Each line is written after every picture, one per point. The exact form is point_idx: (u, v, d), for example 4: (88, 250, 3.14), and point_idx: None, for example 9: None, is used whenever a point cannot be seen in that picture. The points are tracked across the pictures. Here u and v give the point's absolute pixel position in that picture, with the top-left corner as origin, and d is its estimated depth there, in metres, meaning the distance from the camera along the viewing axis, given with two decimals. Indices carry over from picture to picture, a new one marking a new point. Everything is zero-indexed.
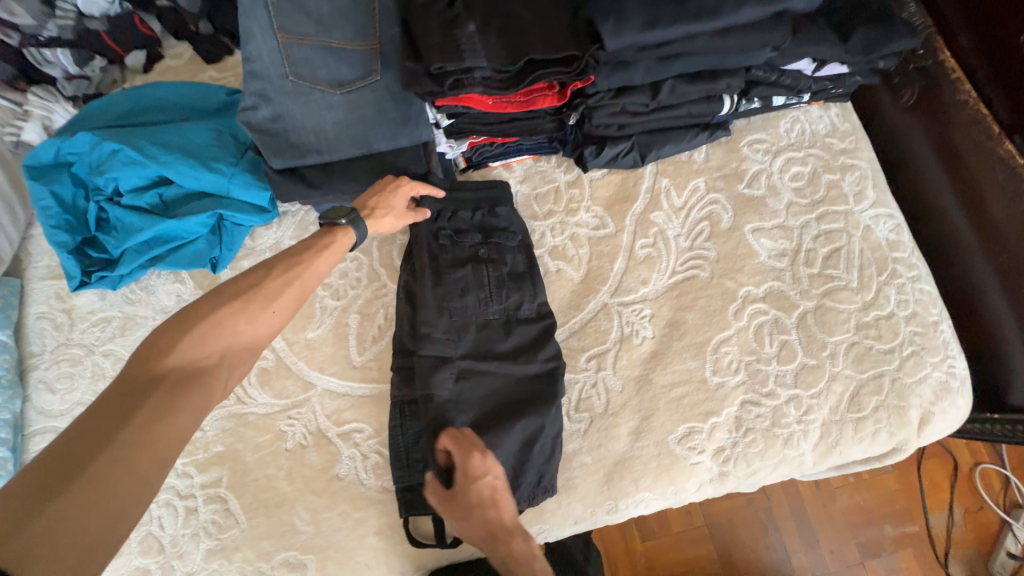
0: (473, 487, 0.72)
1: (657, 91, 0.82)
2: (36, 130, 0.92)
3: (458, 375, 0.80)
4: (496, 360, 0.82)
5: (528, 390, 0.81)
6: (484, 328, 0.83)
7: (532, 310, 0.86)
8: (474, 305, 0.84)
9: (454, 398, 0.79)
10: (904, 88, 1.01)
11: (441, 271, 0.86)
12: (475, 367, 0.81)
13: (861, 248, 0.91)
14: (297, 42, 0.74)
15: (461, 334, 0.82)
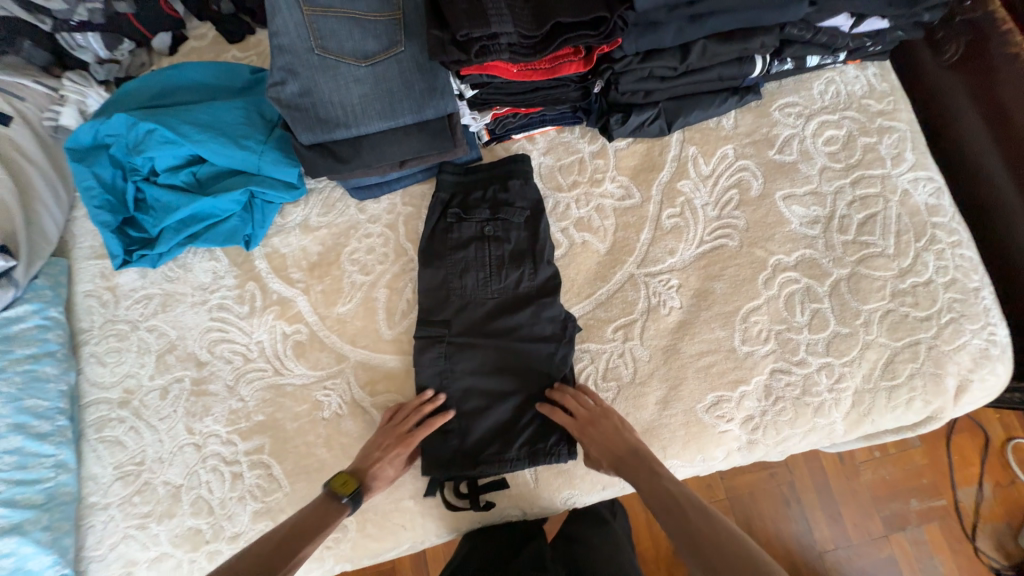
0: (605, 431, 0.76)
1: (686, 53, 0.79)
2: (73, 114, 0.94)
3: (452, 350, 0.83)
4: (490, 336, 0.84)
5: (530, 365, 0.83)
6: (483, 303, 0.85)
7: (533, 286, 0.86)
8: (473, 286, 0.86)
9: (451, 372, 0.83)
10: (948, 44, 0.96)
11: (445, 251, 0.87)
12: (467, 342, 0.83)
13: (898, 213, 0.88)
14: (321, 14, 0.74)
15: (462, 312, 0.85)
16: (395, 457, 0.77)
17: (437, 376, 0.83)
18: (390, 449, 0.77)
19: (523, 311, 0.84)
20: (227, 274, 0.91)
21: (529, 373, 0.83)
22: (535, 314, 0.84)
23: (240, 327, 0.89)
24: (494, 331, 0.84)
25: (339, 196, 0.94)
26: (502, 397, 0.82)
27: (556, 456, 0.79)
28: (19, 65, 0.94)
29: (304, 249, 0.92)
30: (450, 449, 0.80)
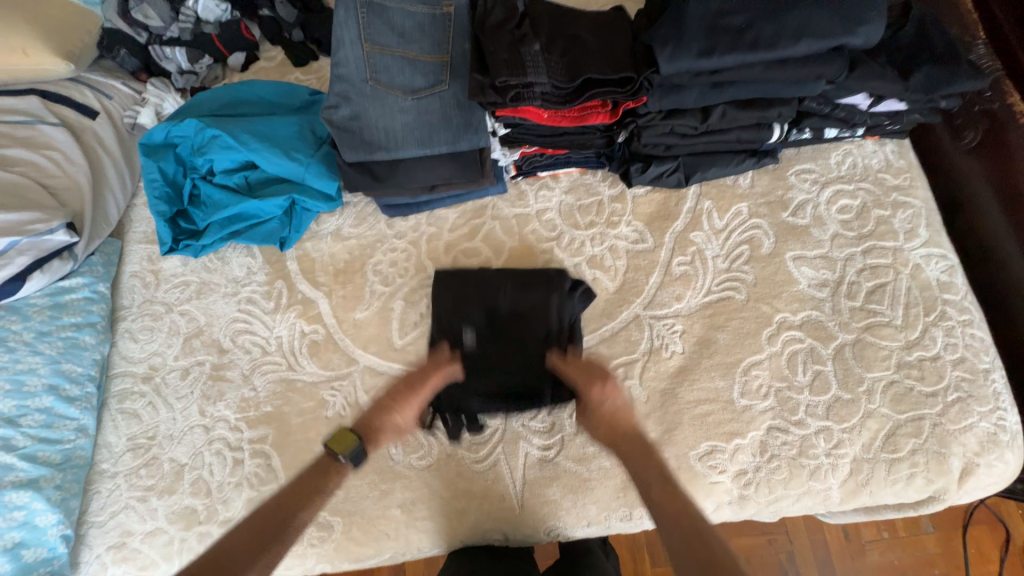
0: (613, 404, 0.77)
1: (707, 115, 0.84)
2: (150, 115, 1.05)
3: (462, 315, 0.88)
4: (493, 290, 0.89)
5: (535, 315, 0.88)
6: (497, 291, 0.89)
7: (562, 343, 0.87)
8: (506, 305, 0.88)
9: (470, 348, 0.87)
10: (967, 130, 0.99)
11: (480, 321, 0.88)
12: (477, 291, 0.90)
13: (908, 286, 0.89)
14: (379, 51, 0.83)
15: (497, 322, 0.88)
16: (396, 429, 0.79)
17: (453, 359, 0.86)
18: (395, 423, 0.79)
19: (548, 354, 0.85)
20: (260, 270, 0.98)
21: (534, 345, 0.86)
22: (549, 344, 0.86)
23: (263, 321, 0.95)
24: (499, 311, 0.88)
25: (372, 211, 1.01)
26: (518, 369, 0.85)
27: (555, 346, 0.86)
28: (113, 69, 1.10)
29: (333, 256, 0.99)
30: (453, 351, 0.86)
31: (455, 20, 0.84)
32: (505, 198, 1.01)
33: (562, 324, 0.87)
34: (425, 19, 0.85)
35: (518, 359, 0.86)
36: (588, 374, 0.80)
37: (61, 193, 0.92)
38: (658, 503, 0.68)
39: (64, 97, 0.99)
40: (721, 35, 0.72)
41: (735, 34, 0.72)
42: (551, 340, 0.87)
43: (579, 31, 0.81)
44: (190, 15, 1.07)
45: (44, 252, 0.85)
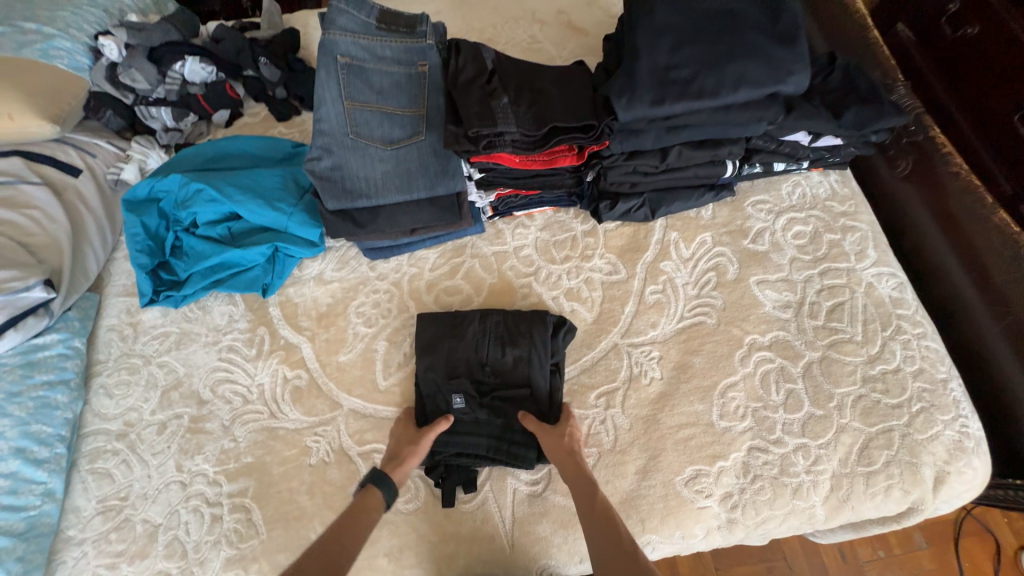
0: (566, 437, 0.82)
1: (665, 154, 0.91)
2: (134, 172, 1.08)
3: (450, 378, 0.89)
4: (477, 348, 0.90)
5: (521, 356, 0.90)
6: (483, 349, 0.90)
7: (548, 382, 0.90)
8: (492, 345, 0.90)
9: (461, 412, 0.88)
10: (899, 160, 1.09)
11: (465, 362, 0.90)
12: (462, 354, 0.90)
13: (864, 303, 0.95)
14: (359, 107, 0.89)
15: (483, 362, 0.90)
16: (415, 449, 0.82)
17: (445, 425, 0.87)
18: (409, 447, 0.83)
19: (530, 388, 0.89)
20: (242, 318, 0.98)
21: (522, 405, 0.89)
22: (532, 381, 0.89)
23: (245, 369, 0.94)
24: (485, 371, 0.90)
25: (354, 254, 1.04)
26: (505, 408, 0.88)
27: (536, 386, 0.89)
28: (98, 129, 1.12)
29: (316, 300, 1.00)
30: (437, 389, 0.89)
31: (430, 78, 0.91)
32: (483, 238, 1.06)
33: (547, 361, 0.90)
34: (402, 77, 0.91)
35: (505, 424, 0.87)
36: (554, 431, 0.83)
37: (38, 250, 0.92)
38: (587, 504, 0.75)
39: (47, 157, 1.01)
40: (670, 85, 0.78)
41: (683, 83, 0.78)
42: (538, 401, 0.89)
43: (543, 84, 0.89)
44: (177, 78, 1.11)
45: (18, 310, 0.84)
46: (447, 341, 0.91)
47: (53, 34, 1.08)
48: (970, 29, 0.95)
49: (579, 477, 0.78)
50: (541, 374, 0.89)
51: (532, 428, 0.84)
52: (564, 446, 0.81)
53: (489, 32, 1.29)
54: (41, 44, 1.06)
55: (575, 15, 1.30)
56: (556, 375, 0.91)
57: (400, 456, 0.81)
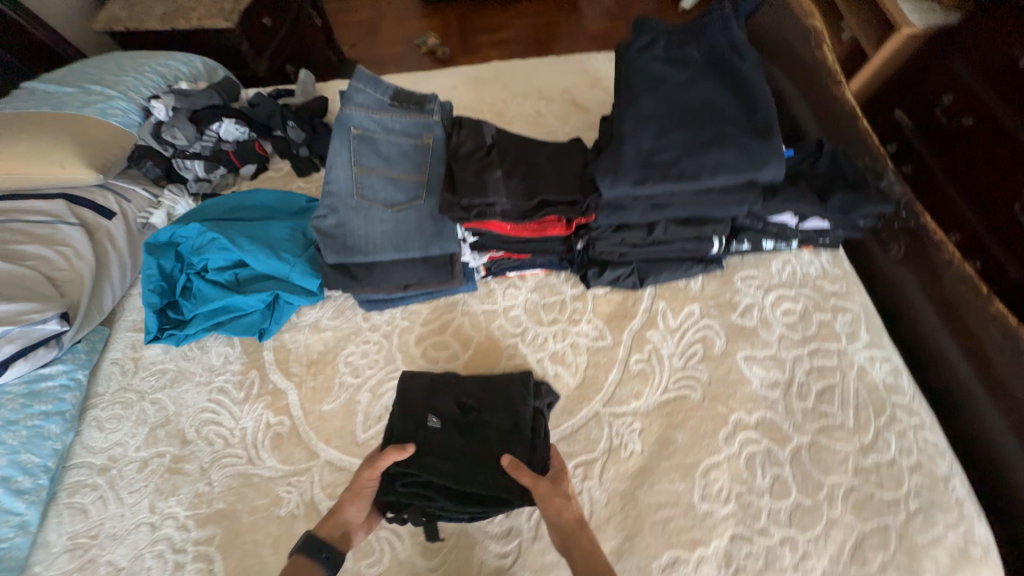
0: (571, 500, 0.76)
1: (651, 229, 0.95)
2: (161, 217, 1.18)
3: (432, 399, 0.91)
4: (464, 378, 0.95)
5: (505, 387, 0.93)
6: (464, 386, 0.93)
7: (530, 413, 0.90)
8: (477, 379, 0.95)
9: (435, 433, 0.87)
10: (892, 243, 1.10)
11: (448, 388, 0.93)
12: (445, 383, 0.94)
13: (856, 388, 0.93)
14: (366, 173, 0.97)
15: (468, 390, 0.93)
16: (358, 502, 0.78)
17: (418, 445, 0.85)
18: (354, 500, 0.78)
19: (510, 417, 0.89)
20: (236, 360, 1.02)
21: (499, 433, 0.87)
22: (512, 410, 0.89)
23: (231, 412, 0.96)
24: (469, 398, 0.92)
25: (350, 304, 1.08)
26: (485, 438, 0.87)
27: (515, 414, 0.89)
28: (137, 176, 1.24)
29: (309, 346, 1.04)
30: (416, 411, 0.90)
31: (434, 149, 0.99)
32: (475, 296, 1.10)
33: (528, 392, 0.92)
34: (409, 147, 0.99)
35: (479, 451, 0.84)
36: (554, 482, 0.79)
37: (63, 284, 0.99)
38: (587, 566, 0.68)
39: (87, 200, 1.12)
40: (652, 168, 0.83)
41: (665, 167, 0.83)
42: (519, 432, 0.87)
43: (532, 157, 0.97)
44: (213, 136, 1.24)
45: (32, 341, 0.90)
46: (435, 373, 0.96)
47: (114, 96, 1.23)
48: (971, 125, 1.27)
49: (577, 532, 0.72)
50: (525, 406, 0.90)
51: (527, 479, 0.77)
52: (575, 515, 0.74)
53: (499, 106, 1.40)
54: (101, 104, 1.21)
55: (579, 94, 1.40)
56: (540, 412, 0.91)
57: (338, 503, 0.78)
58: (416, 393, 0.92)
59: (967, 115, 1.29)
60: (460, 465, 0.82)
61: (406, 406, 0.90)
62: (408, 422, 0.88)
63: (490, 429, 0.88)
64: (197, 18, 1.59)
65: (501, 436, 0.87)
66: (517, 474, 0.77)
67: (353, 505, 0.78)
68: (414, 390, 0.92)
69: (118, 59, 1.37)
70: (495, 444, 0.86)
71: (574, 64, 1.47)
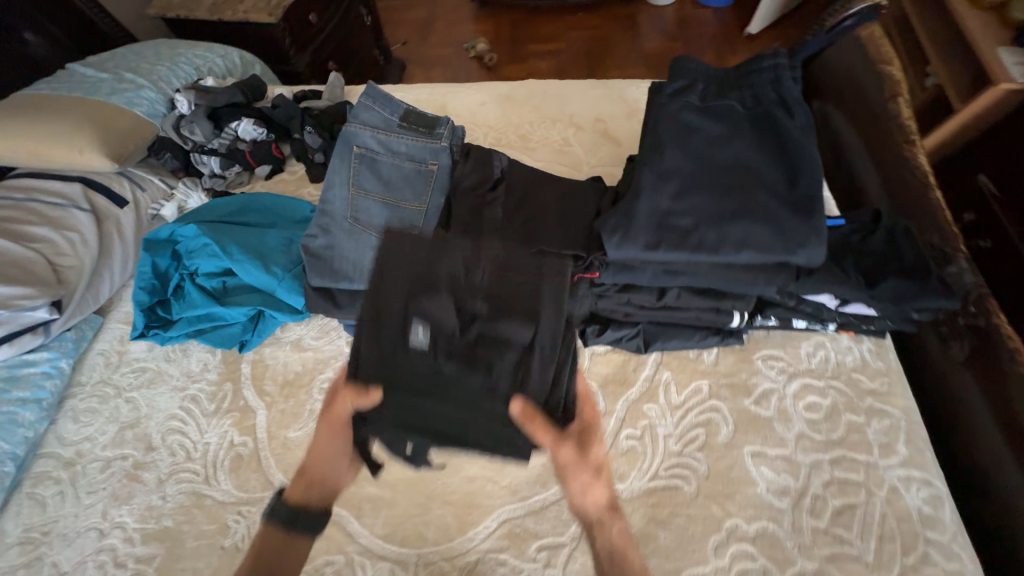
0: (601, 481, 0.81)
1: (663, 293, 0.85)
2: (171, 210, 1.18)
3: (415, 305, 0.79)
4: (467, 266, 0.81)
5: (512, 290, 0.81)
6: (469, 297, 0.80)
7: (551, 330, 0.79)
8: (480, 278, 0.81)
9: (419, 344, 0.78)
10: (954, 340, 0.93)
11: (438, 287, 0.80)
12: (425, 281, 0.80)
13: (883, 514, 0.78)
14: (364, 196, 0.92)
15: (471, 294, 0.80)
16: (326, 460, 0.83)
17: (399, 366, 0.77)
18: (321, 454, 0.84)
19: (521, 329, 0.79)
20: (214, 369, 1.00)
21: (501, 352, 0.79)
22: (526, 324, 0.79)
23: (198, 424, 0.94)
24: (468, 297, 0.80)
25: (336, 325, 1.04)
26: (502, 356, 0.79)
27: (522, 322, 0.79)
28: (157, 167, 1.27)
29: (287, 365, 1.00)
30: (398, 326, 0.79)
31: (438, 177, 0.93)
32: None
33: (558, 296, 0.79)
34: (411, 172, 0.94)
35: (482, 374, 0.77)
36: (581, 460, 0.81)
37: (64, 271, 1.00)
38: (601, 548, 0.78)
39: (103, 187, 1.13)
40: (667, 231, 0.73)
41: (682, 232, 0.73)
42: (531, 356, 0.78)
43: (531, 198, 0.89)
44: (231, 134, 1.24)
45: (18, 327, 0.91)
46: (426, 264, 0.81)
47: (144, 85, 1.26)
48: None
49: (599, 520, 0.79)
50: (554, 322, 0.79)
51: (546, 438, 0.78)
52: (604, 501, 0.80)
53: (525, 129, 1.32)
54: (130, 93, 1.24)
55: (612, 124, 1.30)
56: (565, 299, 0.81)
57: (305, 466, 0.84)
58: (399, 301, 0.79)
59: None
60: (457, 404, 0.76)
61: (382, 310, 0.79)
62: (389, 337, 0.78)
63: (498, 343, 0.79)
64: (243, 11, 1.62)
65: (511, 371, 0.78)
66: (530, 426, 0.76)
67: (325, 464, 0.83)
68: (394, 280, 0.80)
69: (157, 46, 1.39)
70: (505, 365, 0.78)
71: (613, 92, 1.38)
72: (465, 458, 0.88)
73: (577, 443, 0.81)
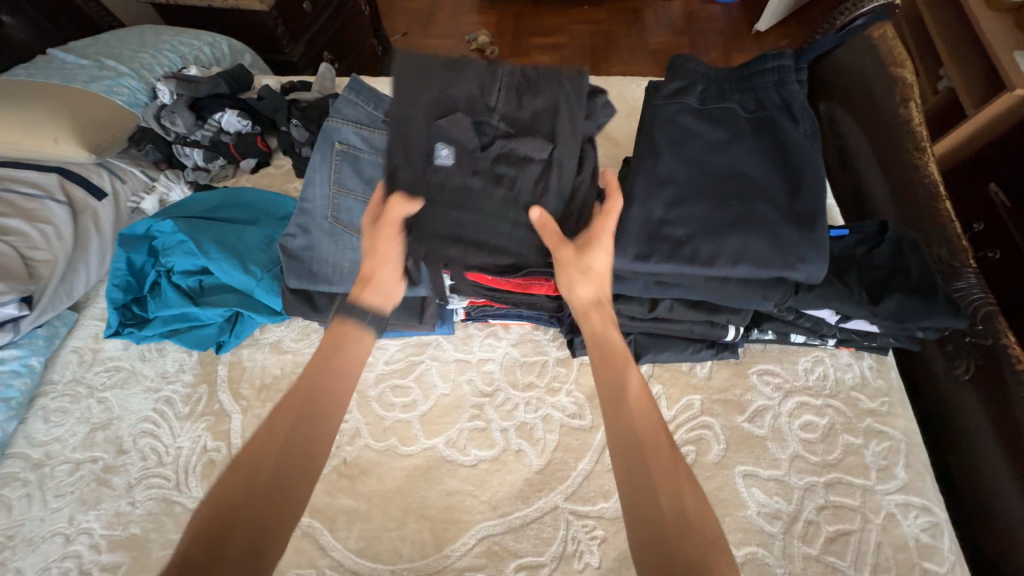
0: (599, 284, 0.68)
1: (655, 304, 0.80)
2: (152, 203, 1.15)
3: (442, 115, 0.78)
4: (482, 89, 0.80)
5: (541, 74, 0.81)
6: (492, 92, 0.80)
7: (576, 98, 0.79)
8: (502, 99, 0.80)
9: (445, 163, 0.76)
10: (959, 360, 0.88)
11: (455, 97, 0.79)
12: (450, 97, 0.79)
13: (879, 542, 0.75)
14: (345, 194, 0.87)
15: (494, 92, 0.80)
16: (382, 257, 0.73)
17: (430, 177, 0.76)
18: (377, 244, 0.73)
19: (542, 150, 0.77)
20: (190, 369, 0.97)
21: (521, 180, 0.76)
22: (555, 113, 0.78)
23: (170, 428, 0.90)
24: (494, 108, 0.79)
25: (318, 327, 1.00)
26: (541, 128, 0.78)
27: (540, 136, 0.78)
28: (138, 158, 1.23)
29: (264, 367, 0.96)
30: (422, 141, 0.77)
31: None
32: (451, 340, 0.99)
33: (571, 127, 0.77)
34: None
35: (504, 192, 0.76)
36: (580, 263, 0.67)
37: (36, 265, 0.97)
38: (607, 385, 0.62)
39: (81, 178, 1.10)
40: (659, 242, 0.69)
41: (675, 243, 0.68)
42: (552, 180, 0.75)
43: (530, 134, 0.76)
44: (214, 126, 1.20)
45: None
46: (440, 93, 0.78)
47: (125, 73, 1.23)
48: None
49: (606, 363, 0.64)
50: (567, 139, 0.77)
51: (549, 238, 0.71)
52: (591, 296, 0.67)
53: None
54: (110, 81, 1.20)
55: (610, 123, 1.26)
56: (579, 121, 0.78)
57: (367, 274, 0.73)
58: (434, 104, 0.78)
59: None
60: (485, 215, 0.75)
61: (412, 108, 0.77)
62: (418, 152, 0.77)
63: (520, 154, 0.77)
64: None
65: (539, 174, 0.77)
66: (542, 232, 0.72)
67: (382, 268, 0.73)
68: (429, 64, 0.79)
69: (142, 32, 1.36)
70: (526, 190, 0.76)
71: (612, 89, 1.33)
72: (445, 470, 0.85)
73: (576, 249, 0.67)
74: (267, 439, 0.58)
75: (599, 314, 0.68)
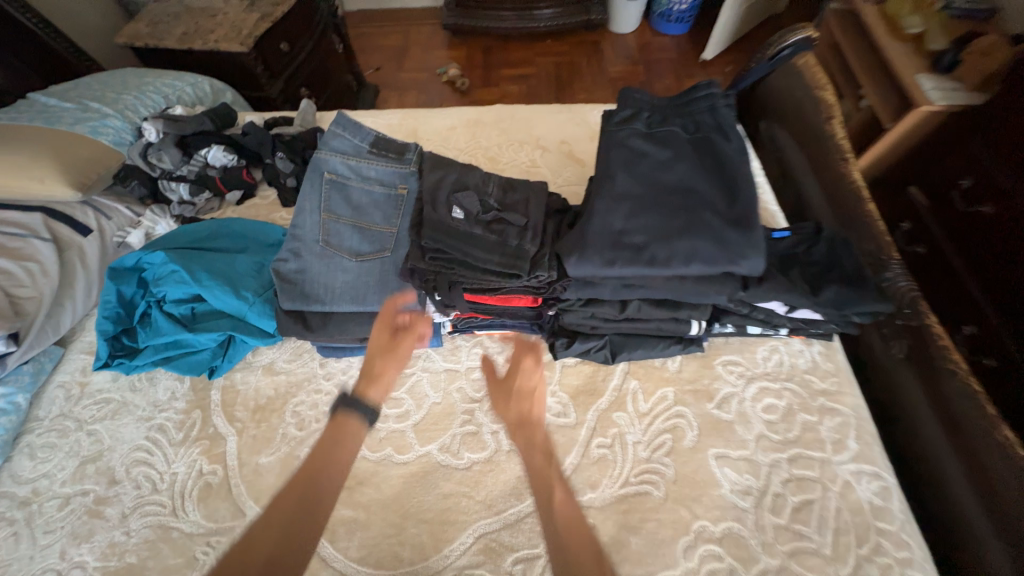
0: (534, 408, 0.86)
1: (625, 306, 0.89)
2: (138, 237, 1.18)
3: (456, 191, 0.93)
4: (486, 178, 0.97)
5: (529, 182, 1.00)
6: (492, 183, 0.97)
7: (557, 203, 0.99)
8: (499, 189, 0.97)
9: (458, 220, 0.89)
10: (893, 340, 0.99)
11: (467, 181, 0.96)
12: (459, 180, 0.95)
13: (838, 507, 0.83)
14: (335, 220, 0.94)
15: (495, 186, 0.97)
16: (391, 355, 0.85)
17: (444, 223, 0.88)
18: (382, 344, 0.85)
19: (538, 221, 0.91)
20: (182, 397, 0.99)
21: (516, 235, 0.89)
22: (538, 197, 0.96)
23: (164, 454, 0.91)
24: (492, 192, 0.96)
25: (310, 347, 1.04)
26: (531, 204, 0.94)
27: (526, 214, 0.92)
28: (123, 195, 1.26)
29: (258, 389, 0.99)
30: (438, 204, 0.91)
31: (408, 201, 0.97)
32: (439, 351, 1.05)
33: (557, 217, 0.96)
34: (382, 197, 0.97)
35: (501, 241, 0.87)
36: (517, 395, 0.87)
37: (21, 302, 0.98)
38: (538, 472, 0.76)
39: (66, 216, 1.12)
40: (622, 250, 0.77)
41: (635, 249, 0.77)
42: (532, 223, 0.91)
43: (517, 186, 0.98)
44: (201, 161, 1.25)
45: None
46: (451, 180, 0.95)
47: (110, 114, 1.27)
48: (986, 208, 1.23)
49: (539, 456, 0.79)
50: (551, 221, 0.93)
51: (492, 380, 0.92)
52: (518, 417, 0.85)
53: (494, 151, 1.38)
54: (95, 122, 1.24)
55: (577, 146, 1.37)
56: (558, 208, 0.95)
57: (376, 371, 0.83)
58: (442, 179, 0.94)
59: (986, 202, 1.24)
60: (487, 253, 0.85)
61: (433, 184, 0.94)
62: (432, 206, 0.90)
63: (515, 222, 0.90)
64: (214, 40, 1.64)
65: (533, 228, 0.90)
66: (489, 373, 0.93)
67: (392, 367, 0.84)
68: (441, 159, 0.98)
69: (124, 75, 1.41)
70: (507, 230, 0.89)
71: (576, 116, 1.45)
72: (440, 475, 0.89)
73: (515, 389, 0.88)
74: (294, 483, 0.69)
75: (521, 434, 0.83)
